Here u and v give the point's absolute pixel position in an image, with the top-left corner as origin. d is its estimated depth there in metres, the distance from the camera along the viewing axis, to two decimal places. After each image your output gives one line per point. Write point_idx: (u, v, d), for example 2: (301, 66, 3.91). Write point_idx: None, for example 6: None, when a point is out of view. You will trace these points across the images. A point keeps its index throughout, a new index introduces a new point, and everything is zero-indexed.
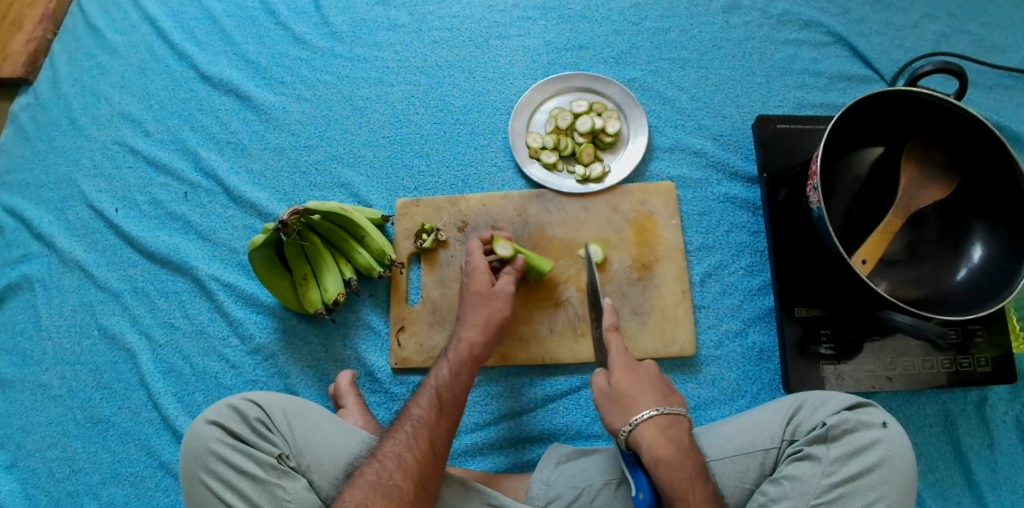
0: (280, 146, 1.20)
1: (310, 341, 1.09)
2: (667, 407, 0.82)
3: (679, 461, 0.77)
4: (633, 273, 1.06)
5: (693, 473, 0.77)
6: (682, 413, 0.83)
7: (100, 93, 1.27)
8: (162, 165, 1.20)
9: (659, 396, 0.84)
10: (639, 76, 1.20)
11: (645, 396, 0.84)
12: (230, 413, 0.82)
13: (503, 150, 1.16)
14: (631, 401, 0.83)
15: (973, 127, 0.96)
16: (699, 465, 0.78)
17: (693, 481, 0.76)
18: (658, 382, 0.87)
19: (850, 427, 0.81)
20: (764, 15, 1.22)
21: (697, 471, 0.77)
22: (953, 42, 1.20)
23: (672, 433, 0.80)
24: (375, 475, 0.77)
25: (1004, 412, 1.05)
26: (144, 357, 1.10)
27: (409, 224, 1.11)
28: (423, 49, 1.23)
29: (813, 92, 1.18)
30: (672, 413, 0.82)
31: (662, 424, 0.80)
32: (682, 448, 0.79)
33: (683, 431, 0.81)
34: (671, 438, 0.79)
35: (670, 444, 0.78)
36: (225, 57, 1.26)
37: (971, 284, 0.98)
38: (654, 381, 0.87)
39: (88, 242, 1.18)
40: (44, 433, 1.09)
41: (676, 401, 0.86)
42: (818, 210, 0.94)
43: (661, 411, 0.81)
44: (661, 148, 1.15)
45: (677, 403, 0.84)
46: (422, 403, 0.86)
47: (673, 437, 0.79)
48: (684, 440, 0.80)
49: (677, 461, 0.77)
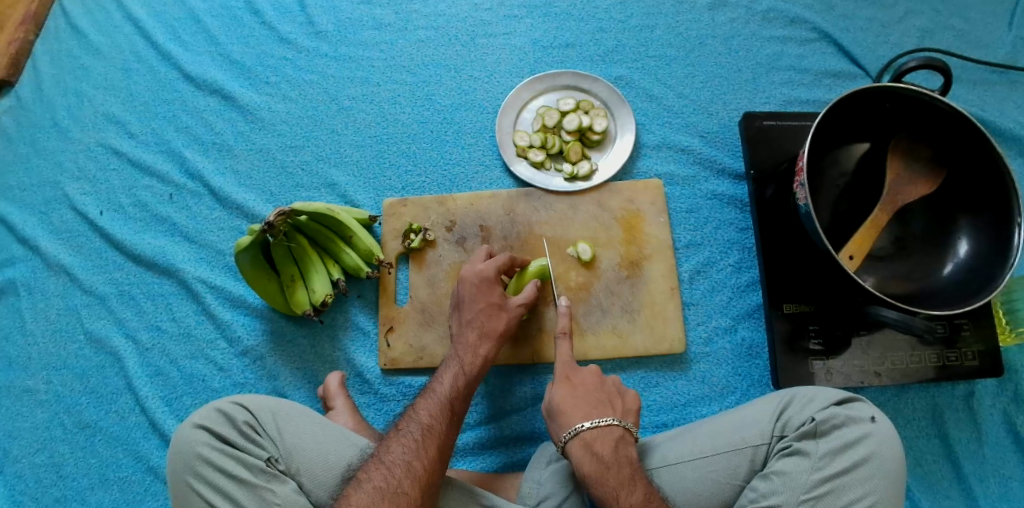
0: (266, 147, 1.19)
1: (298, 343, 1.08)
2: (596, 419, 0.85)
3: (600, 477, 0.81)
4: (621, 271, 1.06)
5: (617, 483, 0.80)
6: (613, 423, 0.85)
7: (84, 94, 1.25)
8: (148, 167, 1.19)
9: (592, 408, 0.86)
10: (625, 74, 1.19)
11: (579, 410, 0.86)
12: (218, 417, 0.81)
13: (490, 149, 1.16)
14: (568, 415, 0.86)
15: (958, 123, 0.97)
16: (625, 474, 0.81)
17: (619, 491, 0.79)
18: (595, 393, 0.88)
19: (838, 422, 0.81)
20: (749, 12, 1.23)
21: (622, 481, 0.80)
22: (937, 38, 1.20)
23: (596, 447, 0.83)
24: (383, 482, 0.77)
25: (991, 405, 1.06)
26: (132, 361, 1.09)
27: (397, 224, 1.10)
28: (409, 48, 1.23)
29: (799, 88, 1.18)
30: (599, 425, 0.84)
31: (587, 439, 0.83)
32: (605, 463, 0.81)
33: (610, 444, 0.83)
34: (595, 453, 0.82)
35: (592, 460, 0.82)
36: (209, 58, 1.25)
37: (958, 279, 0.99)
38: (593, 392, 0.89)
39: (73, 245, 1.17)
40: (31, 439, 1.08)
41: (613, 409, 0.87)
42: (805, 206, 0.94)
43: (588, 426, 0.84)
44: (648, 145, 1.15)
45: (609, 412, 0.86)
46: (431, 409, 0.85)
47: (596, 451, 0.83)
48: (609, 453, 0.82)
49: (599, 476, 0.80)
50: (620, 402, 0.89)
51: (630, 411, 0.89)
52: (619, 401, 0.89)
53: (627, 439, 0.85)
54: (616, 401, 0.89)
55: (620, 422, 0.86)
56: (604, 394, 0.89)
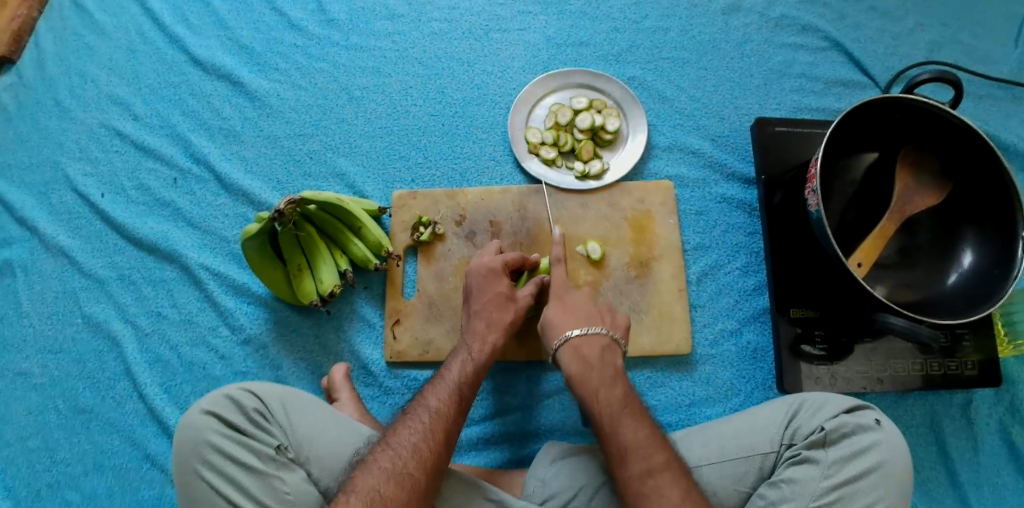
0: (274, 134, 1.17)
1: (302, 333, 1.07)
2: (587, 327, 0.90)
3: (584, 376, 0.86)
4: (630, 271, 1.06)
5: (599, 382, 0.85)
6: (600, 332, 0.90)
7: (87, 75, 1.23)
8: (152, 150, 1.17)
9: (582, 320, 0.91)
10: (638, 74, 1.19)
11: (569, 320, 0.91)
12: (227, 402, 0.80)
13: (501, 145, 1.15)
14: (559, 325, 0.91)
15: (966, 136, 0.98)
16: (607, 373, 0.86)
17: (599, 388, 0.84)
18: (586, 306, 0.93)
19: (847, 432, 0.83)
20: (762, 18, 1.23)
21: (603, 380, 0.85)
22: (945, 52, 1.22)
23: (583, 351, 0.88)
24: (389, 463, 0.76)
25: (988, 414, 1.07)
26: (130, 346, 1.07)
27: (406, 216, 1.09)
28: (422, 39, 1.22)
29: (810, 96, 1.19)
30: (588, 333, 0.89)
31: (576, 344, 0.88)
32: (588, 363, 0.87)
33: (596, 348, 0.88)
34: (581, 356, 0.88)
35: (578, 362, 0.87)
36: (217, 42, 1.24)
37: (962, 289, 1.00)
38: (585, 307, 0.93)
39: (73, 227, 1.14)
40: (24, 423, 1.06)
41: (603, 320, 0.92)
42: (816, 213, 0.95)
43: (576, 332, 0.89)
44: (659, 146, 1.15)
45: (598, 322, 0.91)
46: (439, 395, 0.84)
47: (583, 355, 0.88)
48: (594, 357, 0.87)
49: (583, 374, 0.86)
50: (610, 317, 0.93)
51: (619, 326, 0.93)
52: (610, 316, 0.94)
53: (614, 347, 0.90)
54: (608, 316, 0.93)
55: (608, 332, 0.90)
56: (595, 308, 0.93)
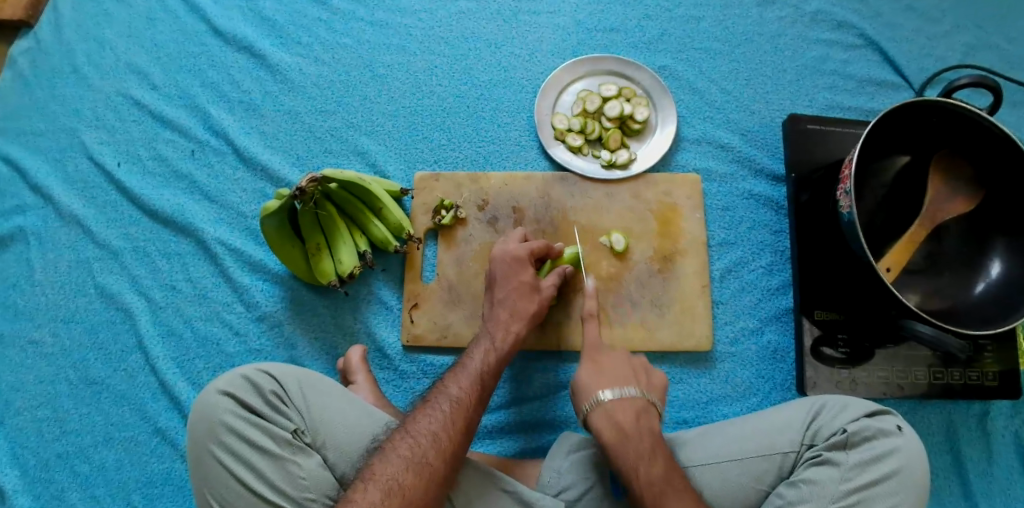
0: (295, 109, 1.15)
1: (318, 313, 1.05)
2: (620, 390, 0.84)
3: (622, 445, 0.80)
4: (653, 264, 1.04)
5: (637, 455, 0.79)
6: (637, 395, 0.84)
7: (105, 41, 1.20)
8: (169, 121, 1.15)
9: (616, 382, 0.85)
10: (669, 64, 1.17)
11: (603, 381, 0.85)
12: (243, 383, 0.79)
13: (527, 130, 1.13)
14: (590, 388, 0.85)
15: (1001, 143, 0.96)
16: (645, 445, 0.80)
17: (638, 462, 0.79)
18: (620, 367, 0.87)
19: (870, 434, 0.82)
20: (797, 12, 1.21)
21: (642, 453, 0.79)
22: (981, 55, 1.19)
23: (617, 416, 0.82)
24: (408, 451, 0.75)
25: (1004, 425, 1.07)
26: (144, 319, 1.06)
27: (428, 199, 1.08)
28: (449, 18, 1.19)
29: (842, 94, 1.17)
30: (622, 396, 0.83)
31: (609, 408, 0.83)
32: (625, 434, 0.81)
33: (631, 413, 0.82)
34: (616, 423, 0.81)
35: (612, 427, 0.81)
36: (239, 13, 1.21)
37: (989, 299, 0.99)
38: (617, 364, 0.88)
39: (88, 196, 1.12)
40: (34, 392, 1.05)
41: (639, 381, 0.86)
42: (848, 214, 0.93)
43: (610, 396, 0.83)
44: (688, 139, 1.13)
45: (633, 384, 0.85)
46: (460, 383, 0.83)
47: (618, 423, 0.82)
48: (629, 423, 0.82)
49: (620, 447, 0.80)
50: (644, 377, 0.87)
51: (655, 387, 0.88)
52: (645, 376, 0.88)
53: (650, 411, 0.84)
54: (642, 374, 0.88)
55: (643, 395, 0.84)
56: (630, 366, 0.88)
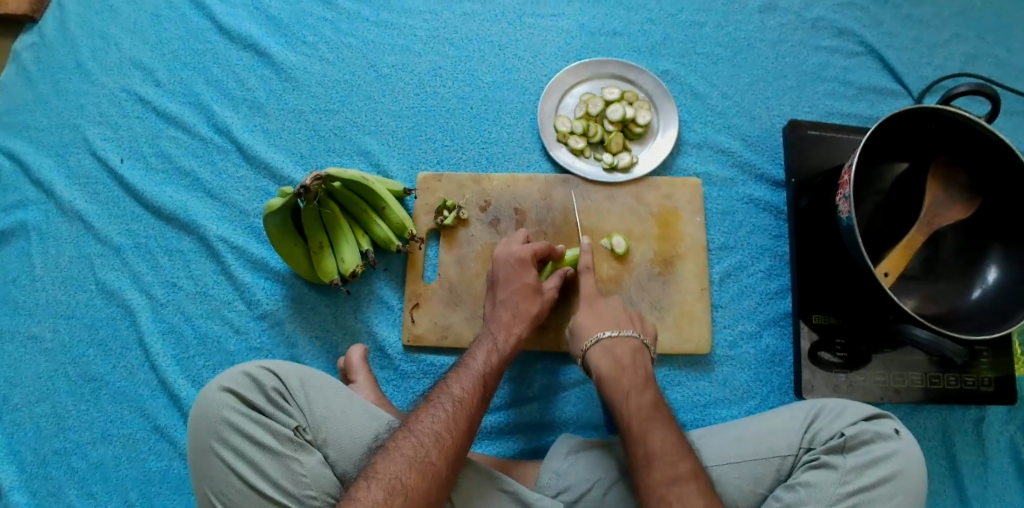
0: (299, 108, 1.15)
1: (319, 311, 1.06)
2: (617, 330, 0.90)
3: (615, 377, 0.85)
4: (654, 267, 1.05)
5: (629, 386, 0.84)
6: (632, 335, 0.90)
7: (110, 37, 1.20)
8: (173, 118, 1.15)
9: (613, 324, 0.92)
10: (672, 69, 1.18)
11: (600, 323, 0.92)
12: (246, 381, 0.79)
13: (530, 132, 1.13)
14: (588, 328, 0.92)
15: (999, 151, 0.97)
16: (639, 377, 0.85)
17: (630, 390, 0.83)
18: (617, 313, 0.94)
19: (867, 438, 0.83)
20: (799, 19, 1.22)
21: (634, 382, 0.84)
22: (980, 64, 1.21)
23: (614, 351, 0.88)
24: (412, 450, 0.75)
25: (999, 431, 1.08)
26: (144, 316, 1.06)
27: (430, 199, 1.08)
28: (454, 20, 1.20)
29: (843, 101, 1.18)
30: (619, 335, 0.89)
31: (607, 345, 0.89)
32: (621, 366, 0.86)
33: (628, 351, 0.88)
34: (612, 356, 0.87)
35: (609, 363, 0.87)
36: (245, 11, 1.21)
37: (985, 305, 1.00)
38: (614, 311, 0.94)
39: (90, 192, 1.12)
40: (34, 387, 1.05)
41: (635, 326, 0.93)
42: (847, 219, 0.94)
43: (607, 334, 0.90)
44: (689, 143, 1.13)
45: (629, 327, 0.91)
46: (463, 383, 0.84)
47: (616, 357, 0.87)
48: (626, 358, 0.87)
49: (615, 377, 0.85)
50: (641, 324, 0.95)
51: (649, 334, 0.94)
52: (641, 324, 0.95)
53: (644, 352, 0.90)
54: (637, 322, 0.94)
55: (639, 337, 0.91)
56: (626, 313, 0.94)
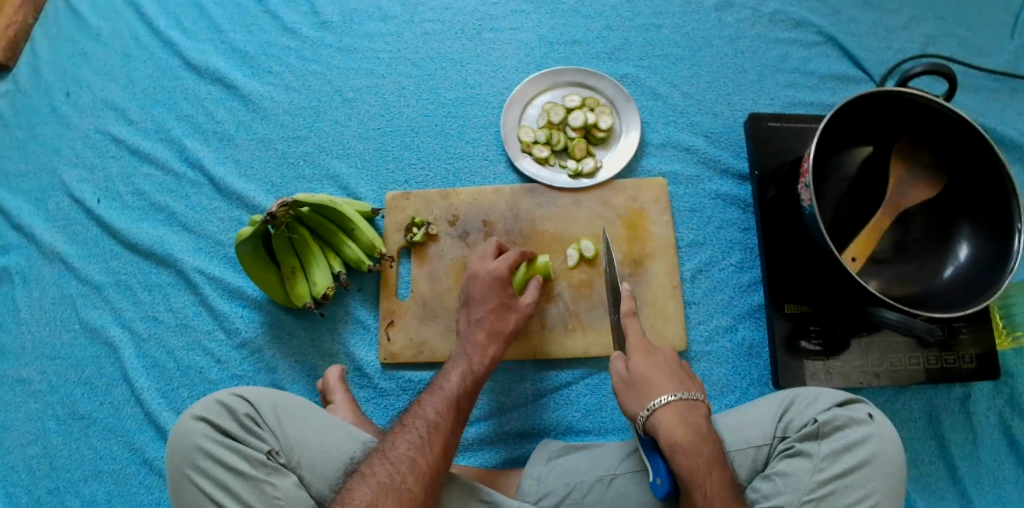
0: (268, 137, 1.18)
1: (297, 335, 1.07)
2: (685, 392, 0.80)
3: (695, 451, 0.75)
4: (624, 268, 1.06)
5: (709, 460, 0.75)
6: (699, 398, 0.80)
7: (82, 80, 1.23)
8: (146, 155, 1.18)
9: (676, 384, 0.81)
10: (631, 72, 1.19)
11: (662, 383, 0.81)
12: (218, 408, 0.81)
13: (494, 144, 1.15)
14: (648, 387, 0.81)
15: (961, 129, 0.98)
16: (714, 449, 0.77)
17: (711, 468, 0.74)
18: (677, 370, 0.84)
19: (840, 423, 0.82)
20: (756, 13, 1.23)
21: (713, 457, 0.75)
22: (940, 44, 1.21)
23: (689, 419, 0.78)
24: (387, 477, 0.76)
25: (987, 408, 1.07)
26: (127, 351, 1.08)
27: (399, 217, 1.09)
28: (415, 40, 1.22)
29: (804, 91, 1.18)
30: (690, 398, 0.79)
31: (679, 410, 0.78)
32: (700, 436, 0.76)
33: (700, 418, 0.78)
34: (688, 424, 0.77)
35: (684, 431, 0.76)
36: (212, 46, 1.24)
37: (957, 282, 1.00)
38: (671, 367, 0.84)
39: (69, 233, 1.15)
40: (24, 429, 1.07)
41: (695, 385, 0.83)
42: (809, 208, 0.94)
43: (678, 398, 0.79)
44: (652, 144, 1.14)
45: (695, 388, 0.82)
46: (437, 406, 0.84)
47: (691, 424, 0.77)
48: (701, 426, 0.78)
49: (695, 448, 0.75)
50: (694, 380, 0.85)
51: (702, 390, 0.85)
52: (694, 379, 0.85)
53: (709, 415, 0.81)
54: (691, 377, 0.85)
55: (705, 398, 0.81)
56: (680, 370, 0.85)
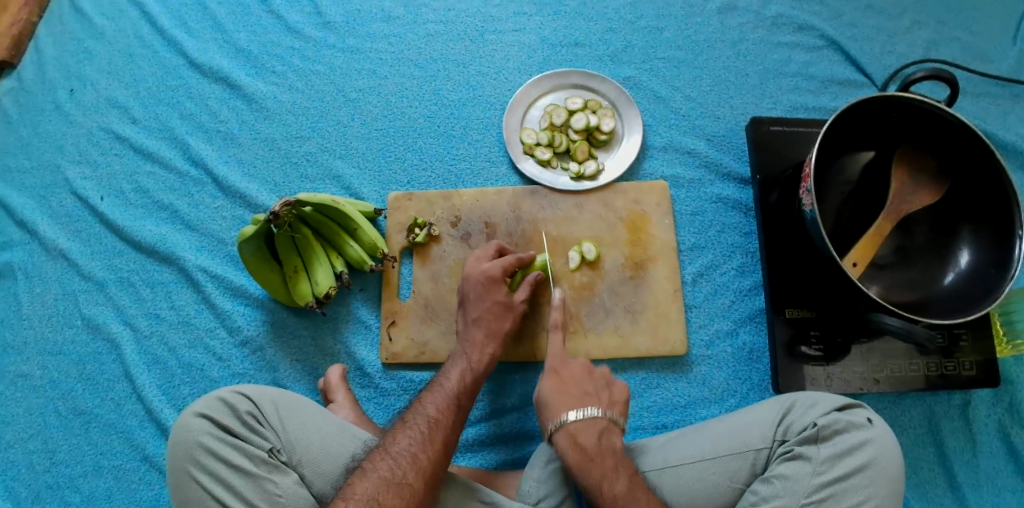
0: (271, 136, 1.18)
1: (299, 334, 1.07)
2: (582, 410, 0.85)
3: (585, 467, 0.82)
4: (625, 271, 1.06)
5: (601, 475, 0.81)
6: (598, 415, 0.85)
7: (86, 78, 1.24)
8: (150, 153, 1.18)
9: (577, 401, 0.87)
10: (634, 74, 1.19)
11: (564, 402, 0.87)
12: (220, 405, 0.81)
13: (496, 146, 1.15)
14: (554, 406, 0.87)
15: (962, 134, 0.98)
16: (608, 463, 0.82)
17: (602, 483, 0.80)
18: (582, 386, 0.89)
19: (839, 427, 0.82)
20: (758, 17, 1.23)
21: (605, 472, 0.81)
22: (942, 49, 1.21)
23: (581, 438, 0.84)
24: (389, 472, 0.76)
25: (986, 415, 1.07)
26: (129, 348, 1.08)
27: (402, 218, 1.10)
28: (418, 41, 1.22)
29: (806, 95, 1.18)
30: (584, 418, 0.84)
31: (573, 431, 0.84)
32: (589, 454, 0.82)
33: (595, 435, 0.84)
34: (579, 445, 0.83)
35: (576, 452, 0.83)
36: (215, 45, 1.24)
37: (959, 288, 1.00)
38: (580, 383, 0.90)
39: (73, 230, 1.15)
40: (25, 424, 1.07)
41: (599, 400, 0.87)
42: (811, 213, 0.95)
43: (573, 418, 0.85)
44: (655, 146, 1.15)
45: (593, 403, 0.86)
46: (439, 403, 0.85)
47: (582, 443, 0.83)
48: (593, 444, 0.83)
49: (584, 467, 0.81)
50: (604, 392, 0.89)
51: (615, 401, 0.89)
52: (605, 391, 0.89)
53: (611, 428, 0.85)
54: (602, 390, 0.89)
55: (604, 414, 0.86)
56: (591, 385, 0.90)
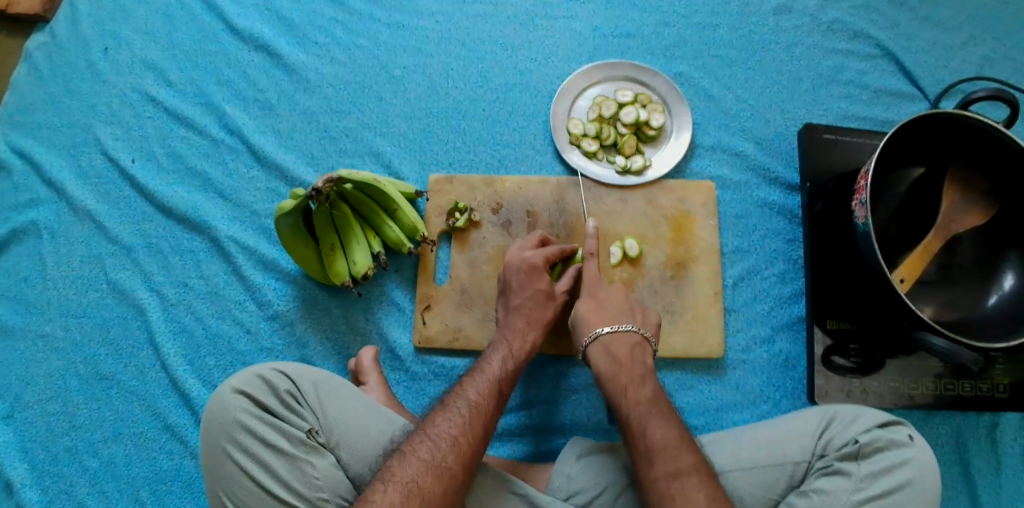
0: (310, 108, 1.15)
1: (331, 312, 1.05)
2: (615, 325, 0.89)
3: (614, 373, 0.85)
4: (666, 270, 1.04)
5: (627, 381, 0.84)
6: (632, 329, 0.89)
7: (121, 37, 1.20)
8: (185, 118, 1.15)
9: (613, 319, 0.91)
10: (685, 70, 1.17)
11: (598, 321, 0.90)
12: (258, 382, 0.79)
13: (542, 133, 1.13)
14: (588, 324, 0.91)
15: (1018, 155, 0.94)
16: (637, 372, 0.85)
17: (628, 387, 0.83)
18: (618, 307, 0.92)
19: (881, 445, 0.82)
20: (814, 21, 1.20)
21: (632, 380, 0.84)
22: (997, 67, 1.18)
23: (614, 349, 0.87)
24: (428, 455, 0.75)
25: (1013, 438, 1.07)
26: (155, 315, 1.06)
27: (442, 201, 1.08)
28: (467, 21, 1.19)
29: (857, 104, 1.16)
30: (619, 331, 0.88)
31: (607, 343, 0.88)
32: (619, 362, 0.86)
33: (627, 348, 0.88)
34: (611, 354, 0.87)
35: (608, 361, 0.87)
36: (256, 11, 1.21)
37: (1003, 312, 0.97)
38: (617, 305, 0.92)
39: (101, 192, 1.13)
40: (46, 385, 1.05)
41: (634, 318, 0.92)
42: (864, 225, 0.93)
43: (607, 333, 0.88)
44: (702, 146, 1.13)
45: (627, 320, 0.90)
46: (479, 388, 0.83)
47: (614, 354, 0.87)
48: (624, 355, 0.87)
49: (614, 372, 0.85)
50: (641, 315, 0.93)
51: (649, 324, 0.93)
52: (640, 314, 0.93)
53: (644, 346, 0.89)
54: (637, 314, 0.93)
55: (638, 330, 0.90)
56: (625, 304, 0.93)
